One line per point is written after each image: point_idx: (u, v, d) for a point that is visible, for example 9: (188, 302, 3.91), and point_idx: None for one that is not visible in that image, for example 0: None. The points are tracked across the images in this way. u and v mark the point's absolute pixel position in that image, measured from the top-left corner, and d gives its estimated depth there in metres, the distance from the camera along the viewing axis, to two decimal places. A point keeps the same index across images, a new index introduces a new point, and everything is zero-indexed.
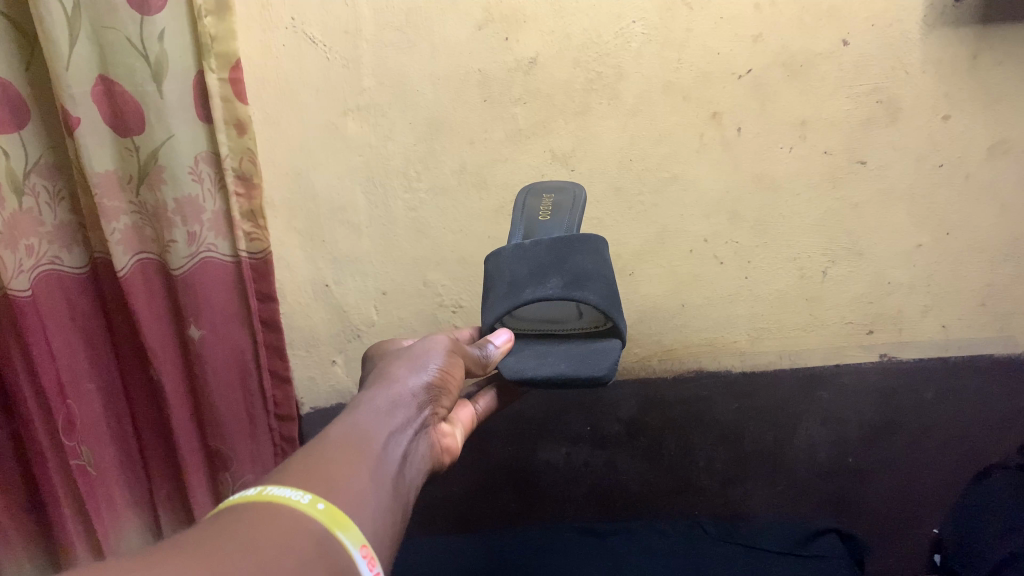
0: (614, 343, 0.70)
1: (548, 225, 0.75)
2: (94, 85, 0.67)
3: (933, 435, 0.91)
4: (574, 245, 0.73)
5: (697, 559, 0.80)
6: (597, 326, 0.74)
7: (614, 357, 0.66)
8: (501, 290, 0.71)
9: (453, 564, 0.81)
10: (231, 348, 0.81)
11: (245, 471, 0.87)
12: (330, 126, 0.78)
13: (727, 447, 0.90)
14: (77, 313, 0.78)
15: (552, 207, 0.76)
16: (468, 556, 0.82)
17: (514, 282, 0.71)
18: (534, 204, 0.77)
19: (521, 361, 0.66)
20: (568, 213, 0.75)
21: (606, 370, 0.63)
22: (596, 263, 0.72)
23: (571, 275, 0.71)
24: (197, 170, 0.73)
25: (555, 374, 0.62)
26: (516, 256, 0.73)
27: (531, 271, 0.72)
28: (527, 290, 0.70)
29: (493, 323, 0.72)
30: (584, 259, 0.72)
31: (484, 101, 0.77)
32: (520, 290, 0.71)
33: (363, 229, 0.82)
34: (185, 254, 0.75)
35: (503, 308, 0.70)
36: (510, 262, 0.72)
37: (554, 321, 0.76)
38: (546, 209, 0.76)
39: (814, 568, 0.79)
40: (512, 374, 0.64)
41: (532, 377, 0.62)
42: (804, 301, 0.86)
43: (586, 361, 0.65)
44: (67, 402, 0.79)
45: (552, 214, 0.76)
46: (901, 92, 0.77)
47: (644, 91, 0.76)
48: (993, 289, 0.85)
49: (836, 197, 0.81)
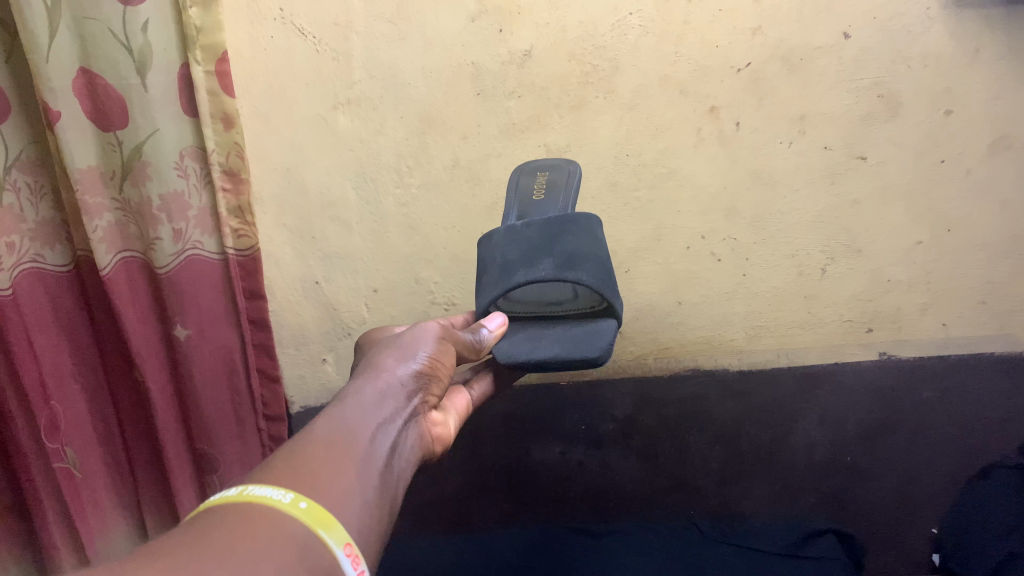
0: (608, 325, 0.68)
1: (543, 205, 0.74)
2: (75, 78, 0.65)
3: (932, 435, 0.89)
4: (567, 225, 0.71)
5: (693, 561, 0.79)
6: (591, 306, 0.72)
7: (609, 339, 0.64)
8: (493, 275, 0.70)
9: (443, 563, 0.80)
10: (218, 349, 0.79)
11: (233, 474, 0.85)
12: (320, 121, 0.76)
13: (723, 446, 0.89)
14: (61, 312, 0.76)
15: (546, 186, 0.75)
16: (459, 558, 0.81)
17: (507, 264, 0.70)
18: (524, 189, 0.75)
19: (514, 345, 0.65)
20: (563, 191, 0.74)
21: (601, 352, 0.62)
22: (589, 243, 0.70)
23: (564, 256, 0.69)
24: (182, 165, 0.71)
25: (548, 357, 0.61)
26: (508, 239, 0.71)
27: (523, 254, 0.70)
28: (519, 273, 0.69)
29: (487, 309, 0.70)
30: (577, 239, 0.70)
31: (477, 95, 0.75)
32: (512, 272, 0.69)
33: (354, 226, 0.81)
34: (170, 252, 0.73)
35: (496, 291, 0.69)
36: (502, 244, 0.71)
37: (549, 303, 0.74)
38: (540, 189, 0.75)
39: (811, 569, 0.77)
40: (504, 357, 0.62)
41: (524, 362, 0.61)
42: (802, 299, 0.84)
43: (581, 343, 0.64)
44: (51, 403, 0.78)
45: (548, 194, 0.74)
46: (901, 86, 0.75)
47: (641, 85, 0.75)
48: (992, 287, 0.84)
49: (835, 193, 0.80)
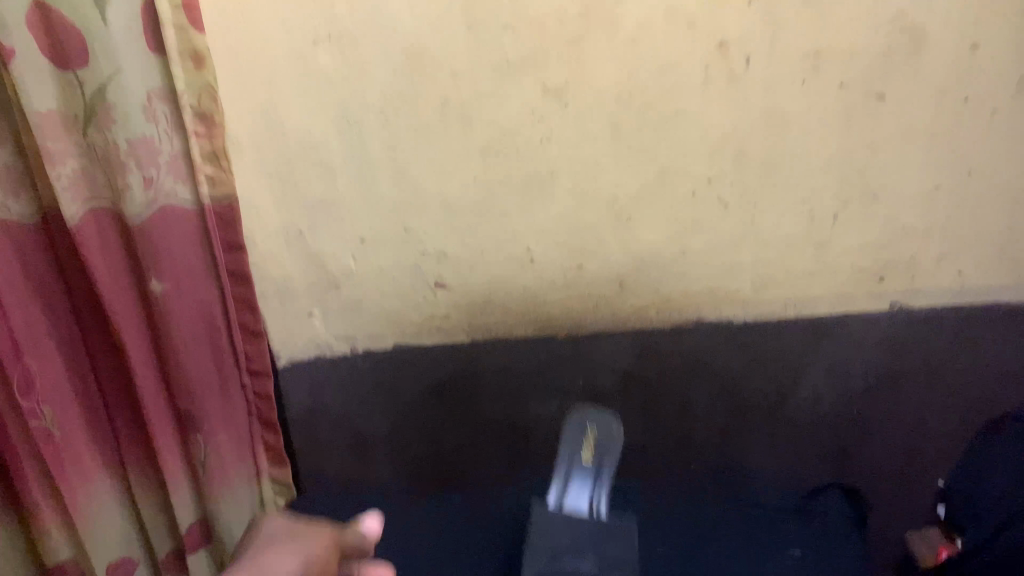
0: None
1: (589, 468, 0.79)
2: (27, 12, 0.60)
3: (942, 387, 0.86)
4: (612, 533, 0.71)
5: (695, 519, 0.77)
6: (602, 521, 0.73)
7: None
8: (541, 558, 0.68)
9: (440, 521, 0.79)
10: (196, 304, 0.75)
11: (218, 432, 0.81)
12: (298, 56, 0.69)
13: (725, 400, 0.86)
14: (29, 266, 0.72)
15: (597, 449, 0.80)
16: (455, 516, 0.80)
17: (554, 552, 0.68)
18: (573, 452, 0.80)
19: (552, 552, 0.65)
20: (610, 459, 0.79)
21: None
22: (624, 549, 0.70)
23: (604, 562, 0.68)
24: (151, 109, 0.66)
25: None
26: (562, 523, 0.71)
27: (571, 540, 0.70)
28: (567, 563, 0.68)
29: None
30: (620, 549, 0.70)
31: (468, 28, 0.68)
32: (561, 559, 0.68)
33: (338, 171, 0.75)
34: (141, 202, 0.68)
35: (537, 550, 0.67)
36: (556, 528, 0.71)
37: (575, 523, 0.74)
38: (591, 446, 0.80)
39: (810, 529, 0.76)
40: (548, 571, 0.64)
41: None
42: (812, 246, 0.81)
43: None
44: (24, 360, 0.74)
45: (595, 464, 0.79)
46: (927, 17, 0.69)
47: (645, 18, 0.68)
48: (1009, 233, 0.81)
49: (851, 135, 0.75)
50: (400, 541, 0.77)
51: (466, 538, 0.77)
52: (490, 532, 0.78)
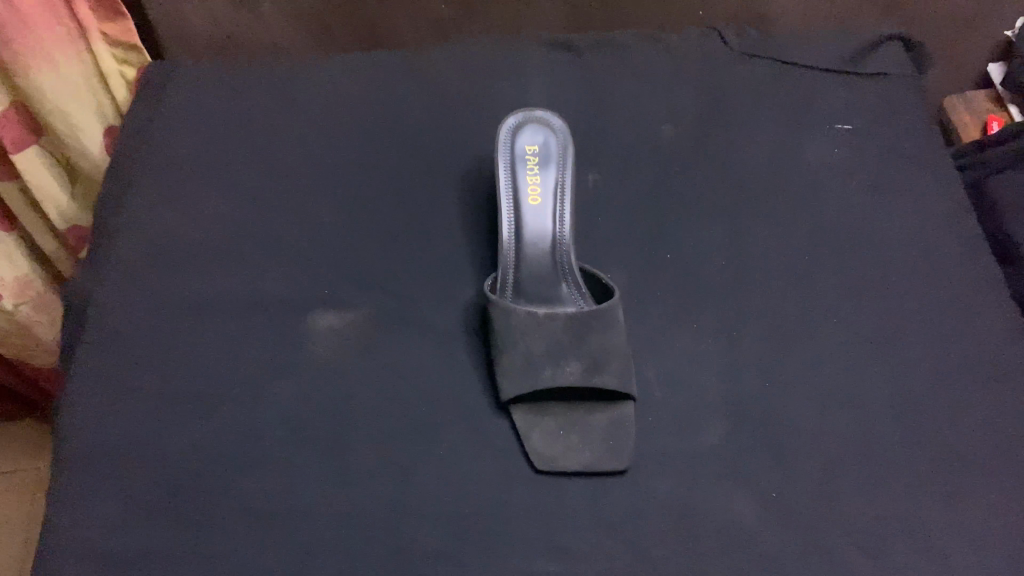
0: (627, 409, 0.45)
1: (544, 190, 0.54)
2: None
3: None
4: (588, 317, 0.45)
5: (708, 100, 0.59)
6: (571, 284, 0.51)
7: (626, 424, 0.44)
8: (511, 368, 0.44)
9: (369, 110, 0.58)
10: None
11: None
12: None
13: None
14: None
15: (540, 165, 0.54)
16: (391, 100, 0.58)
17: (524, 361, 0.44)
18: (514, 169, 0.54)
19: (532, 413, 0.44)
20: (560, 164, 0.54)
21: (621, 459, 0.43)
22: (617, 338, 0.45)
23: (588, 357, 0.44)
24: None
25: (578, 466, 0.43)
26: (531, 336, 0.45)
27: (543, 344, 0.44)
28: (544, 374, 0.43)
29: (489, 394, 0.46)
30: (609, 339, 0.45)
31: None
32: (534, 372, 0.43)
33: None
34: None
35: (515, 390, 0.43)
36: (523, 338, 0.44)
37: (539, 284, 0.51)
38: (533, 166, 0.54)
39: (859, 102, 0.58)
40: (529, 443, 0.43)
41: (558, 471, 0.43)
42: None
43: (611, 429, 0.44)
44: None
45: (548, 180, 0.54)
46: None
47: None
48: None
49: None
50: (314, 138, 0.56)
51: (413, 130, 0.57)
52: (447, 109, 0.58)
